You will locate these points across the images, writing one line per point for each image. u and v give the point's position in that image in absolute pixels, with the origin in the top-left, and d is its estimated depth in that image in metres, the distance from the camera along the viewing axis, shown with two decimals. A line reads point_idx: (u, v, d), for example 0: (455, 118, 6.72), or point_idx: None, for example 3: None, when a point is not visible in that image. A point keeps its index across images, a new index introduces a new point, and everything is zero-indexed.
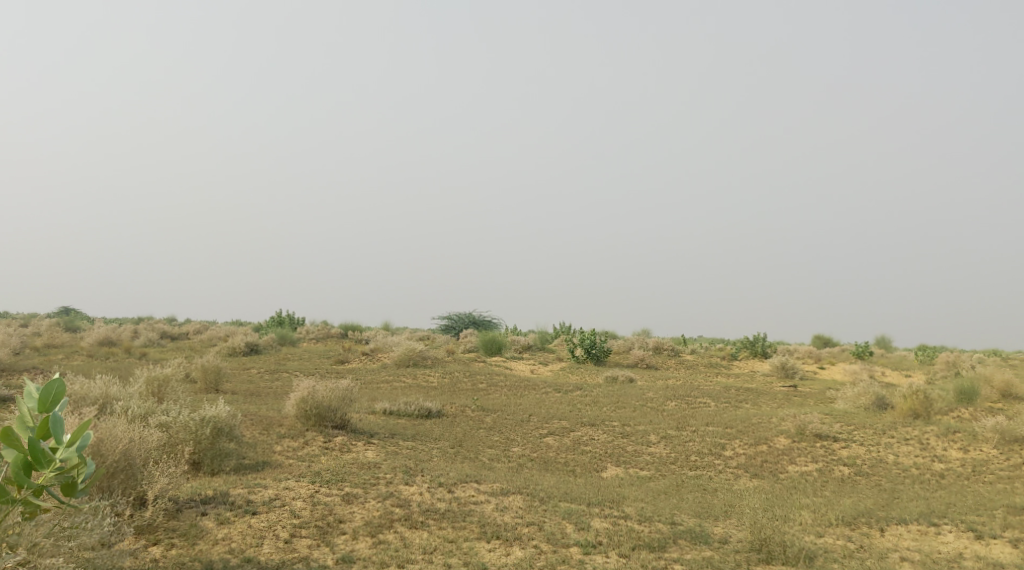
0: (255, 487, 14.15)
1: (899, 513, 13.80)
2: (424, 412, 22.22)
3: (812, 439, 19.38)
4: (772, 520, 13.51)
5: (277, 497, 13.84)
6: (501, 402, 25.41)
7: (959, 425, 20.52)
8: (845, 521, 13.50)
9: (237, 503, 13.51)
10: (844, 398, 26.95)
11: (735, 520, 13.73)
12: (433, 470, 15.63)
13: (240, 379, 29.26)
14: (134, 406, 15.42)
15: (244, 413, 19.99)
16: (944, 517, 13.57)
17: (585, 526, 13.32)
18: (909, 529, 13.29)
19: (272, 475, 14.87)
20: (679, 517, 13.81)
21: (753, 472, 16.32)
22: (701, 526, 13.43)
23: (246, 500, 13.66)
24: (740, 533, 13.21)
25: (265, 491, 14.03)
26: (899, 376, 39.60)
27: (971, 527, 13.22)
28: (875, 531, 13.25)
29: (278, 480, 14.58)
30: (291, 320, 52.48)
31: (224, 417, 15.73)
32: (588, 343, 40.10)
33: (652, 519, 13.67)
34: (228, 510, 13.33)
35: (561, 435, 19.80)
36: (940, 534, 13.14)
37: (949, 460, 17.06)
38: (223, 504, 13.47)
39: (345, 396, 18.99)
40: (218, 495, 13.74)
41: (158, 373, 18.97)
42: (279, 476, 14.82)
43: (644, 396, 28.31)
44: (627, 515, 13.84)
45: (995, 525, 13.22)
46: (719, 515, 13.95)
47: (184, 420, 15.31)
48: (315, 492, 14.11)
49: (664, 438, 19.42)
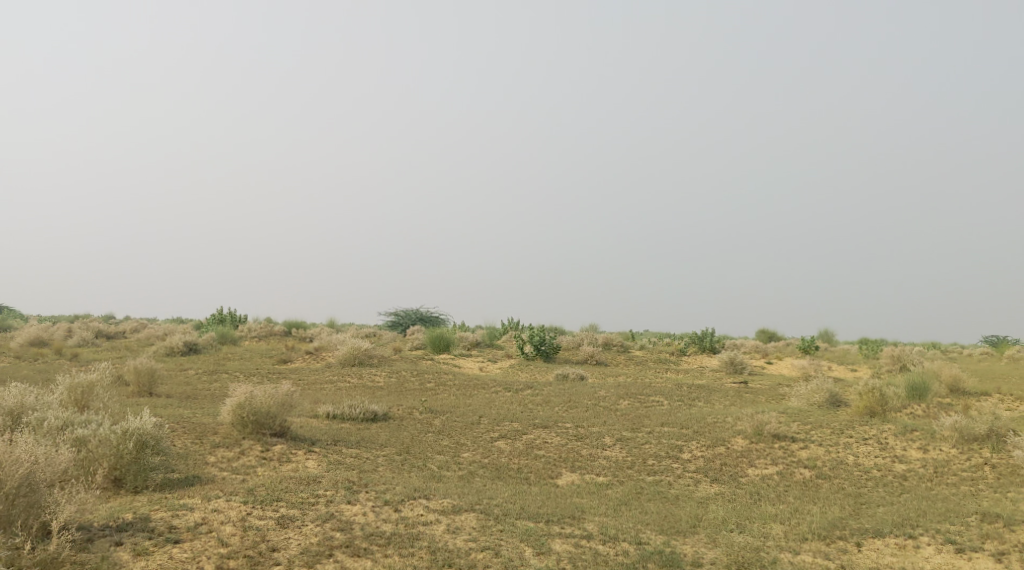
0: (180, 510, 13.13)
1: (872, 524, 13.30)
2: (369, 415, 21.29)
3: (770, 440, 18.88)
4: (743, 540, 12.91)
5: (203, 522, 12.83)
6: (449, 403, 24.54)
7: (916, 423, 20.21)
8: (819, 535, 12.97)
9: (157, 530, 12.52)
10: (797, 394, 26.61)
11: (704, 537, 13.10)
12: (379, 484, 14.71)
13: (176, 381, 27.96)
14: (49, 420, 14.39)
15: (178, 419, 18.88)
16: (920, 528, 13.10)
17: (545, 550, 12.56)
18: (887, 543, 12.79)
19: (201, 494, 13.84)
20: (644, 535, 13.13)
21: (713, 477, 15.74)
22: (670, 546, 12.76)
23: (168, 526, 12.67)
24: (712, 553, 12.57)
25: (191, 515, 13.04)
26: (846, 371, 39.63)
27: (949, 539, 12.77)
28: (852, 546, 12.73)
29: (207, 500, 13.56)
30: (232, 318, 50.93)
31: (149, 430, 14.63)
32: (537, 340, 39.43)
33: (617, 538, 12.97)
34: (147, 538, 12.33)
35: (513, 439, 19.03)
36: (919, 547, 12.66)
37: (911, 461, 16.67)
38: (142, 532, 12.48)
39: (286, 402, 17.97)
40: (137, 521, 12.74)
41: (83, 379, 17.76)
42: (209, 494, 13.83)
43: (596, 394, 27.67)
44: (590, 533, 13.12)
45: (973, 536, 12.78)
46: (685, 531, 13.30)
47: (103, 434, 14.22)
48: (246, 516, 13.13)
49: (619, 440, 18.78)
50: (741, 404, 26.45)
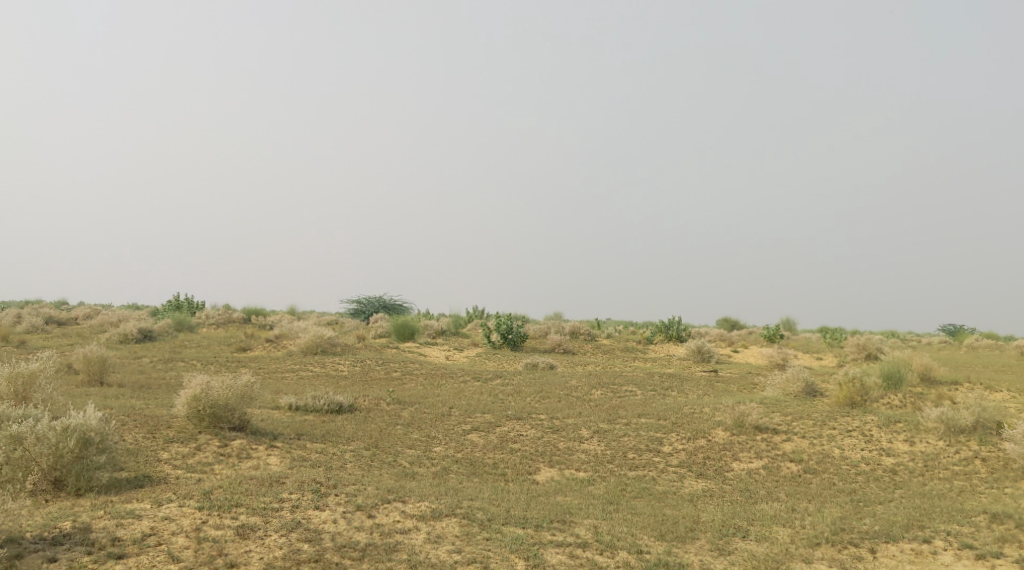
0: (126, 519, 12.10)
1: (881, 526, 12.67)
2: (334, 407, 20.29)
3: (752, 432, 18.18)
4: (746, 547, 12.22)
5: (152, 533, 11.83)
6: (417, 394, 23.59)
7: (898, 414, 19.67)
8: (829, 542, 12.32)
9: (98, 543, 11.51)
10: (772, 384, 26.03)
11: (706, 544, 12.38)
12: (350, 485, 13.77)
13: (129, 370, 26.70)
14: None
15: (128, 411, 17.76)
16: (929, 531, 12.52)
17: (538, 562, 11.72)
18: (902, 549, 12.17)
19: (151, 498, 12.81)
20: (643, 542, 12.37)
21: (698, 472, 15.02)
22: (673, 556, 12.02)
23: (111, 538, 11.66)
24: (719, 563, 11.86)
25: (138, 524, 12.04)
26: (812, 360, 39.34)
27: (966, 543, 12.18)
28: (867, 554, 12.09)
29: (157, 507, 12.54)
30: (190, 305, 49.43)
31: (93, 426, 13.57)
32: (504, 327, 38.60)
33: (615, 546, 12.20)
34: (86, 553, 11.33)
35: (486, 432, 18.18)
36: (935, 553, 12.05)
37: (898, 454, 16.05)
38: (81, 545, 11.47)
39: (245, 394, 16.92)
40: (76, 533, 11.72)
41: (24, 369, 16.59)
42: (161, 498, 12.82)
43: (567, 384, 26.88)
44: (584, 541, 12.33)
45: (988, 540, 12.21)
46: (684, 536, 12.58)
47: (40, 431, 13.17)
48: (201, 525, 12.12)
49: (596, 432, 18.00)
50: (715, 394, 25.82)
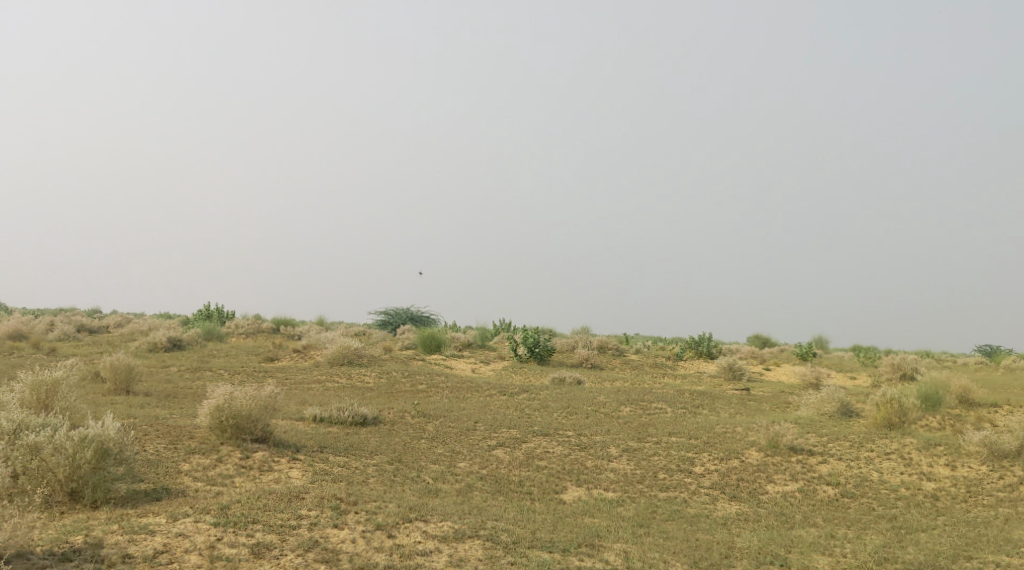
0: (139, 535, 11.88)
1: (924, 556, 12.16)
2: (359, 419, 20.03)
3: (786, 453, 17.66)
4: None
5: (165, 550, 11.59)
6: (443, 408, 23.28)
7: (938, 437, 19.07)
8: None
9: (110, 560, 11.29)
10: (805, 404, 25.44)
11: None
12: (371, 502, 13.46)
13: (156, 379, 26.64)
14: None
15: (151, 421, 17.60)
16: (976, 562, 12.00)
17: None
18: None
19: (167, 513, 12.59)
20: None
21: (731, 494, 14.56)
22: None
23: (124, 554, 11.45)
24: None
25: (151, 539, 11.81)
26: (845, 379, 38.56)
27: None
28: None
29: (173, 522, 12.31)
30: (220, 314, 49.55)
31: (111, 437, 13.39)
32: (532, 341, 38.23)
33: None
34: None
35: (512, 448, 17.82)
36: None
37: (940, 479, 15.47)
38: (92, 561, 11.26)
39: (268, 405, 16.69)
40: (88, 548, 11.52)
41: (47, 377, 16.49)
42: (177, 512, 12.59)
43: (594, 400, 26.44)
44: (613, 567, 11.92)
45: None
46: (718, 563, 12.13)
47: (57, 441, 13.03)
48: (215, 543, 11.86)
49: (625, 450, 17.58)
50: (746, 412, 25.28)
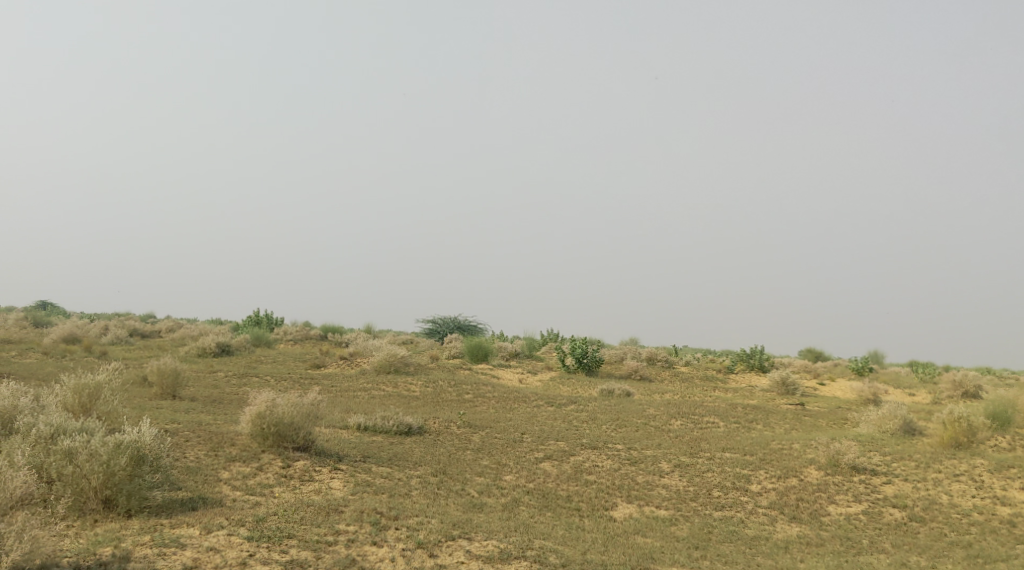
0: (169, 548, 11.59)
1: None
2: (403, 428, 19.63)
3: (848, 473, 16.82)
4: None
5: (194, 566, 11.26)
6: (489, 418, 22.79)
7: (1009, 459, 18.07)
8: None
9: None
10: (865, 420, 24.45)
11: None
12: (413, 518, 13.00)
13: (203, 384, 26.57)
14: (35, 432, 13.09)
15: (194, 426, 17.39)
16: None
17: None
18: None
19: (201, 525, 12.28)
20: None
21: (791, 515, 13.85)
22: None
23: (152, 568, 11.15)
24: None
25: (182, 553, 11.51)
26: (904, 396, 37.30)
27: None
28: None
29: (206, 534, 12.00)
30: (269, 321, 49.72)
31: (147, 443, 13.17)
32: (580, 352, 37.60)
33: None
34: None
35: (560, 461, 17.25)
36: None
37: (1015, 504, 14.58)
38: None
39: (311, 413, 16.34)
40: (117, 560, 11.26)
41: (90, 381, 16.38)
42: (211, 524, 12.27)
43: (644, 413, 25.74)
44: None
45: None
46: None
47: (93, 447, 12.85)
48: (247, 559, 11.48)
49: (677, 466, 16.90)
50: (803, 429, 24.39)
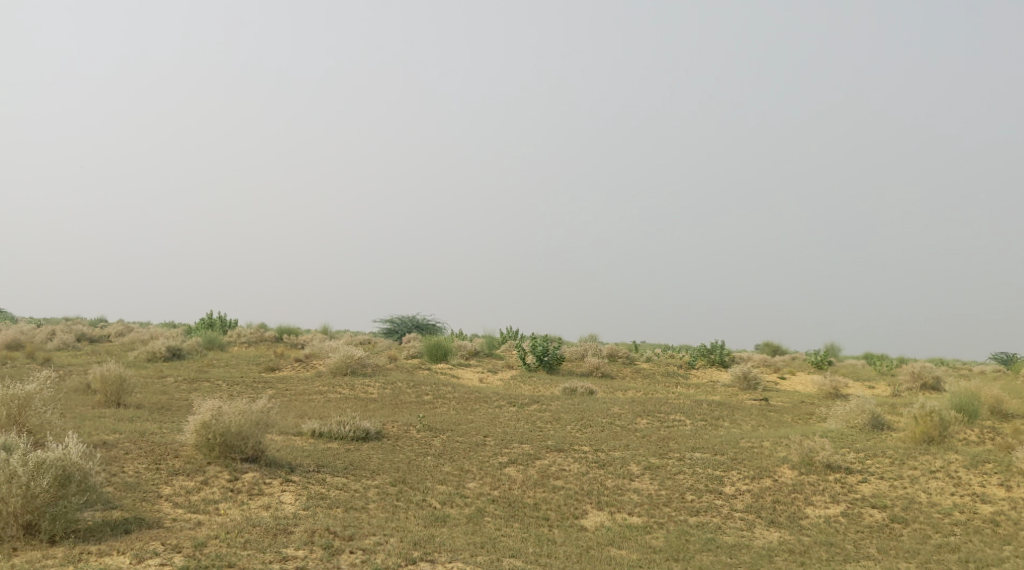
0: None
1: None
2: (361, 434, 18.74)
3: (822, 471, 16.31)
4: None
5: None
6: (450, 421, 21.99)
7: (982, 453, 17.71)
8: None
9: None
10: (832, 415, 24.02)
11: None
12: (369, 538, 12.15)
13: (151, 390, 25.39)
14: None
15: (136, 436, 16.37)
16: None
17: None
18: None
19: (132, 551, 11.45)
20: None
21: (769, 519, 13.35)
22: None
23: None
24: None
25: None
26: (864, 389, 37.20)
27: None
28: None
29: (137, 564, 11.15)
30: (222, 323, 48.34)
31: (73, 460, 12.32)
32: (540, 350, 36.94)
33: None
34: None
35: (526, 465, 16.51)
36: None
37: (996, 501, 14.19)
38: None
39: (260, 421, 15.40)
40: None
41: (19, 391, 15.31)
42: (144, 550, 11.44)
43: (609, 412, 25.11)
44: None
45: None
46: None
47: (13, 468, 11.99)
48: None
49: (648, 468, 16.25)
50: (770, 426, 23.94)
